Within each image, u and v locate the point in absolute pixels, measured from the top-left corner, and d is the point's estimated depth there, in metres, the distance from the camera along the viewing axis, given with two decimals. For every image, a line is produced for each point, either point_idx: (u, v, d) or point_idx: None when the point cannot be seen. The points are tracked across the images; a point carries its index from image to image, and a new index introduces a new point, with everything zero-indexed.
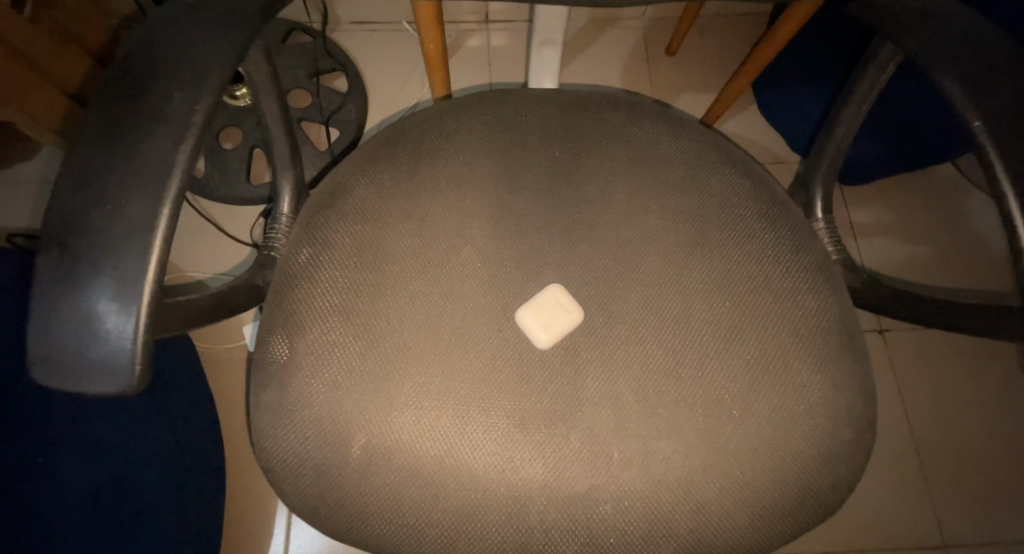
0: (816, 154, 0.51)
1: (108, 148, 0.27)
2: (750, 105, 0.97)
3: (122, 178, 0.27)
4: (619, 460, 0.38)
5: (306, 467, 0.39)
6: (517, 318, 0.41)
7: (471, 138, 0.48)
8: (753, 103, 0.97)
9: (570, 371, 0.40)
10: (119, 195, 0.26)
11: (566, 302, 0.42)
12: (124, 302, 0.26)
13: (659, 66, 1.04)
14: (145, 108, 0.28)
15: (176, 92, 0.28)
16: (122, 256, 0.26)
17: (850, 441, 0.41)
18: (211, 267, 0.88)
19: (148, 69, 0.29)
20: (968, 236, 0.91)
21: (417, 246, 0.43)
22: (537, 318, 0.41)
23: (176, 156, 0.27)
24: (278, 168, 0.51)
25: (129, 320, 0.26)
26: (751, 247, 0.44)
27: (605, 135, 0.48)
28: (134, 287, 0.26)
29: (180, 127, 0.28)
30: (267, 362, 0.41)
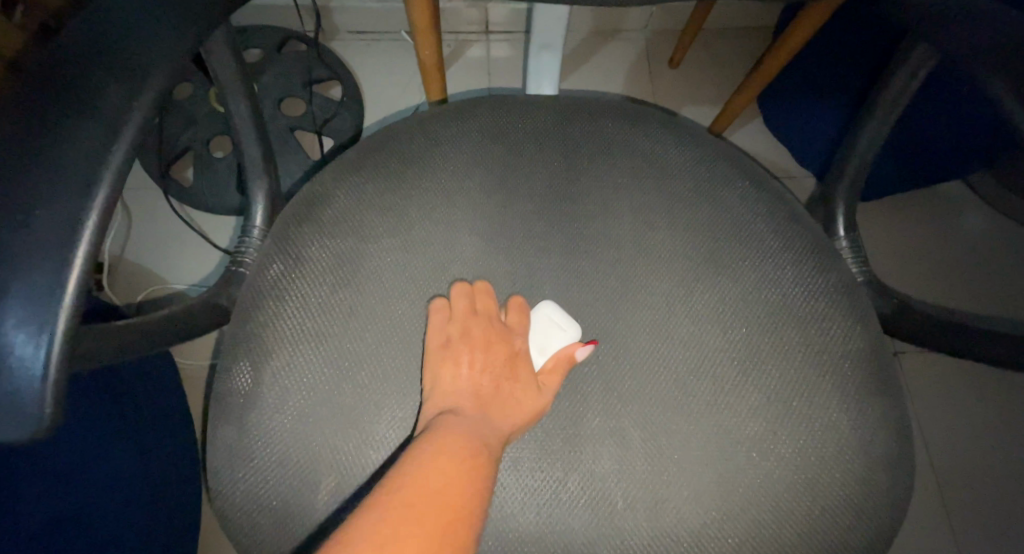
0: (835, 167, 0.48)
1: (24, 149, 0.23)
2: (755, 118, 0.94)
3: (40, 186, 0.23)
4: (626, 509, 0.34)
5: (269, 515, 0.34)
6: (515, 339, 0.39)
7: (463, 146, 0.44)
8: (758, 116, 0.94)
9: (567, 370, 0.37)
10: (32, 205, 0.22)
11: (561, 319, 0.38)
12: (31, 330, 0.21)
13: (661, 78, 1.01)
14: (71, 107, 0.24)
15: (111, 87, 0.24)
16: (35, 273, 0.22)
17: (886, 486, 0.36)
18: (192, 278, 0.84)
19: (82, 62, 0.25)
20: (985, 254, 0.87)
21: (399, 264, 0.39)
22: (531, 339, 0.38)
23: (110, 158, 0.23)
24: (252, 176, 0.47)
25: (37, 351, 0.21)
26: (768, 265, 0.40)
27: (607, 143, 0.44)
28: (50, 312, 0.22)
29: (115, 128, 0.24)
30: (229, 392, 0.37)
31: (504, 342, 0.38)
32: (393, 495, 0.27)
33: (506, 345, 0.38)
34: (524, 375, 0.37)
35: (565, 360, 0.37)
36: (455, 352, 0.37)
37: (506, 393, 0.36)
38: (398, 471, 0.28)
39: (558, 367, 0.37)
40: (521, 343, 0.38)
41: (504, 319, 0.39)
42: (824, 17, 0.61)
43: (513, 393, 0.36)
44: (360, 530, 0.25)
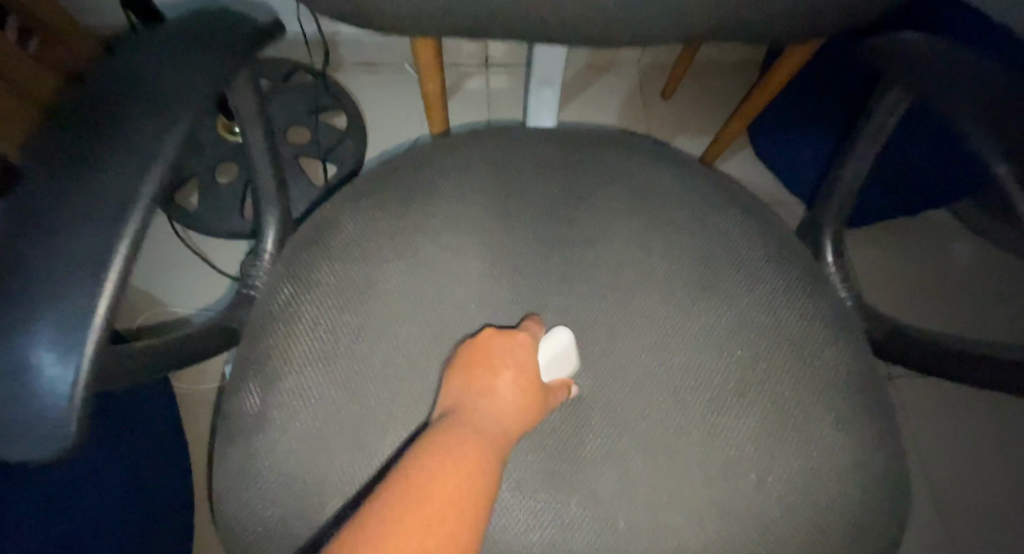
0: (824, 197, 0.50)
1: (66, 179, 0.25)
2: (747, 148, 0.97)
3: (77, 214, 0.24)
4: (629, 531, 0.34)
5: (274, 537, 0.34)
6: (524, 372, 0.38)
7: (467, 175, 0.46)
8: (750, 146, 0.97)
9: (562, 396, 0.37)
10: (69, 233, 0.24)
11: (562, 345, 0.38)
12: (63, 352, 0.22)
13: (655, 109, 1.05)
14: (109, 141, 0.26)
15: (146, 124, 0.26)
16: (70, 298, 0.23)
17: (883, 510, 0.37)
18: (197, 302, 0.85)
19: (119, 99, 0.27)
20: (974, 281, 0.89)
21: (407, 288, 0.40)
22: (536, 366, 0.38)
23: (142, 188, 0.25)
24: (265, 203, 0.49)
25: (67, 372, 0.22)
26: (763, 291, 0.42)
27: (606, 174, 0.46)
28: (81, 335, 0.23)
29: (150, 161, 0.25)
30: (240, 414, 0.38)
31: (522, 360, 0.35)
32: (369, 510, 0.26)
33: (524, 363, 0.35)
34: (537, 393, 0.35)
35: (562, 389, 0.37)
36: (469, 372, 0.35)
37: (513, 412, 0.33)
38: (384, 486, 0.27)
39: (557, 392, 0.36)
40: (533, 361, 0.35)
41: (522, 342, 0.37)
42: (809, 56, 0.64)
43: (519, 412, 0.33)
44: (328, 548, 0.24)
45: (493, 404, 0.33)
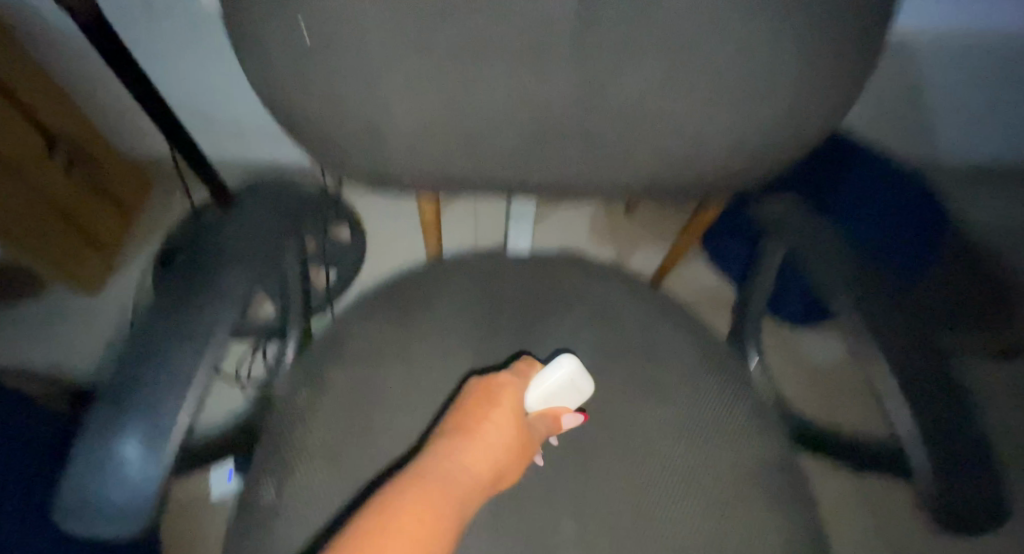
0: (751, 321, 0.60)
1: (171, 307, 0.35)
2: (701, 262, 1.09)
3: (177, 345, 0.33)
4: None
5: None
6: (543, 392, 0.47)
7: (451, 300, 0.55)
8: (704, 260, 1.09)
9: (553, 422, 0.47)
10: (167, 362, 0.32)
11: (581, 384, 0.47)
12: (155, 453, 0.30)
13: (620, 228, 1.19)
14: (202, 295, 0.35)
15: (232, 278, 0.36)
16: (168, 413, 0.31)
17: None
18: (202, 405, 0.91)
19: (216, 253, 0.38)
20: None
21: (404, 401, 0.49)
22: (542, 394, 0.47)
23: (225, 319, 0.35)
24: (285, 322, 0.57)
25: (160, 462, 0.30)
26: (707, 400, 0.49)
27: (567, 299, 0.55)
28: (169, 442, 0.30)
29: (229, 300, 0.35)
30: (252, 511, 0.43)
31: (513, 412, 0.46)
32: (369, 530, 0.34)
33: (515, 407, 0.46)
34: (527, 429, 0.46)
35: (552, 416, 0.47)
36: (470, 417, 0.44)
37: (509, 445, 0.44)
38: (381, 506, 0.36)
39: (546, 417, 0.47)
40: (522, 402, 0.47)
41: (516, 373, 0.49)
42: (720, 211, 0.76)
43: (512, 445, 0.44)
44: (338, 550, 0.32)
45: (489, 437, 0.43)
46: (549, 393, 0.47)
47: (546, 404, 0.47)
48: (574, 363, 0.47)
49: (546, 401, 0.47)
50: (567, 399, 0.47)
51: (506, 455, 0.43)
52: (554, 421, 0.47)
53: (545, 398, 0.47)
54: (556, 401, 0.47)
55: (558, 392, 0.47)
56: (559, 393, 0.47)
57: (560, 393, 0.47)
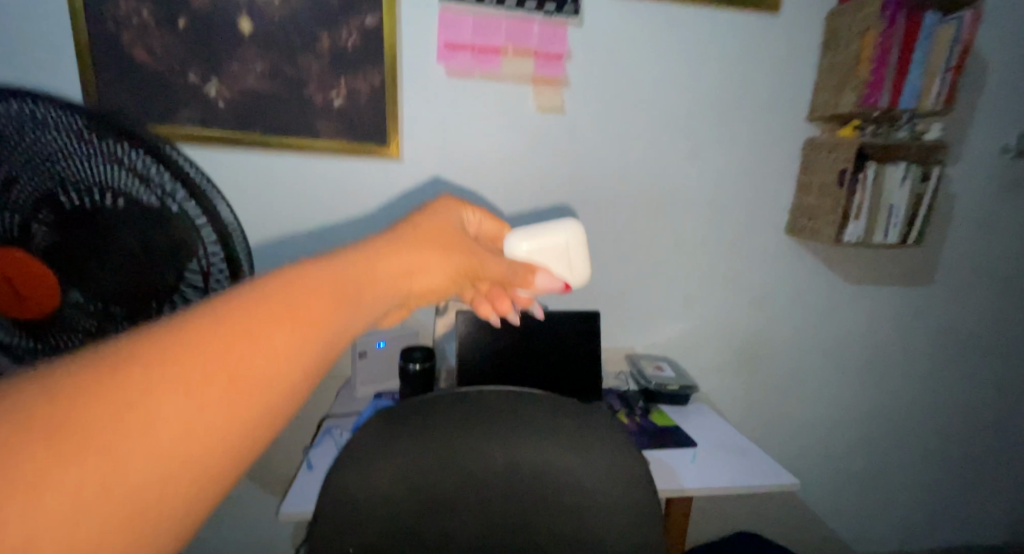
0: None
1: None
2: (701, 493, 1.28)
3: None
4: None
5: None
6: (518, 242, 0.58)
7: None
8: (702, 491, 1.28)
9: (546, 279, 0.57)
10: None
11: (573, 257, 0.60)
12: None
13: None
14: None
15: None
16: None
17: None
18: None
19: None
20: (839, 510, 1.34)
21: None
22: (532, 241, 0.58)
23: None
24: None
25: None
26: None
27: None
28: None
29: None
30: None
31: (482, 253, 0.51)
32: (217, 325, 0.26)
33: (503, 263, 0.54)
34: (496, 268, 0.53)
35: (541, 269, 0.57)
36: (426, 243, 0.44)
37: (444, 253, 0.45)
38: (219, 318, 0.27)
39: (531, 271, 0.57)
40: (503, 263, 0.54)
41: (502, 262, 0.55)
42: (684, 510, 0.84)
43: (449, 254, 0.45)
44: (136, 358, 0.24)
45: (432, 250, 0.44)
46: (542, 244, 0.59)
47: (534, 256, 0.59)
48: (574, 230, 0.60)
49: (533, 252, 0.58)
50: (555, 259, 0.59)
51: (437, 249, 0.44)
52: (533, 268, 0.57)
53: (537, 250, 0.59)
54: (542, 253, 0.59)
55: (554, 251, 0.59)
56: (557, 253, 0.59)
57: (554, 253, 0.59)
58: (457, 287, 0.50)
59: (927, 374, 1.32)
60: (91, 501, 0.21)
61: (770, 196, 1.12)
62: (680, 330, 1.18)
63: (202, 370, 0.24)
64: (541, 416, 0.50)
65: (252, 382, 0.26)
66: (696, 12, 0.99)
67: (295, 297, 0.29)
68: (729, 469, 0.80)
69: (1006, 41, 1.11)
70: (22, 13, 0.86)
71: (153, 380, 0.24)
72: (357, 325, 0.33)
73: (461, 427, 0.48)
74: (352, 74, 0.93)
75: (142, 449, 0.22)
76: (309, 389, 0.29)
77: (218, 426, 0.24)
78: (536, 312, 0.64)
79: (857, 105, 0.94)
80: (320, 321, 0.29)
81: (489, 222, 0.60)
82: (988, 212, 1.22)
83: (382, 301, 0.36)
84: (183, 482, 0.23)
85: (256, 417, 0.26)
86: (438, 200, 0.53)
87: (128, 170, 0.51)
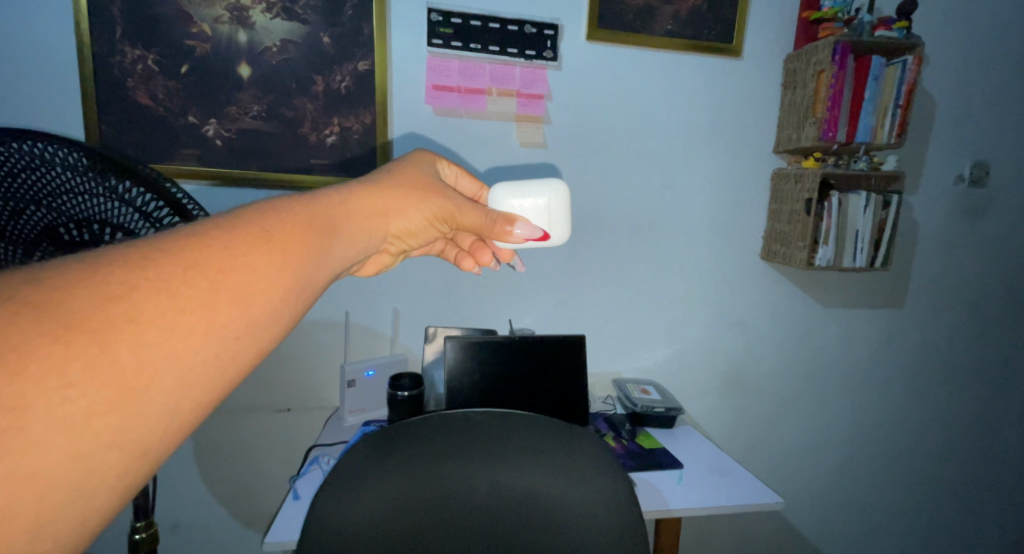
0: None
1: None
2: (692, 519, 1.28)
3: None
4: None
5: None
6: (501, 190, 0.63)
7: None
8: (693, 517, 1.28)
9: (513, 226, 0.59)
10: None
11: (554, 216, 0.63)
12: None
13: None
14: None
15: None
16: None
17: None
18: None
19: None
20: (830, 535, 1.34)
21: None
22: (514, 193, 0.63)
23: None
24: None
25: None
26: None
27: None
28: None
29: None
30: None
31: (453, 199, 0.59)
32: (202, 247, 0.34)
33: (475, 209, 0.60)
34: (470, 213, 0.60)
35: (512, 218, 0.59)
36: (391, 194, 0.54)
37: (410, 195, 0.55)
38: (201, 245, 0.34)
39: (504, 219, 0.59)
40: (477, 210, 0.59)
41: (482, 212, 0.60)
42: (673, 532, 0.85)
43: (416, 195, 0.56)
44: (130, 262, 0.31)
45: (395, 199, 0.54)
46: (524, 200, 0.62)
47: (515, 210, 0.62)
48: (557, 189, 0.63)
49: (516, 205, 0.62)
50: (534, 215, 0.62)
51: (401, 197, 0.55)
52: (512, 219, 0.59)
53: (520, 204, 0.63)
54: (524, 208, 0.62)
55: (535, 207, 0.62)
56: (537, 209, 0.62)
57: (535, 209, 0.62)
58: (433, 228, 0.60)
59: (906, 395, 1.36)
60: (79, 378, 0.27)
61: (745, 224, 1.17)
62: (664, 355, 1.20)
63: (192, 274, 0.33)
64: (521, 427, 0.47)
65: (230, 286, 0.34)
66: (667, 56, 1.07)
67: (271, 228, 0.38)
68: (716, 489, 0.81)
69: (953, 80, 1.20)
70: (31, 60, 0.90)
71: (153, 278, 0.31)
72: (330, 256, 0.43)
73: (447, 441, 0.44)
74: (344, 115, 0.98)
75: (130, 340, 0.29)
76: (278, 320, 0.37)
77: (196, 332, 0.31)
78: (518, 265, 0.71)
79: (818, 139, 1.00)
80: (297, 247, 0.39)
81: (466, 179, 0.70)
82: (951, 237, 1.28)
83: (355, 232, 0.47)
84: (166, 377, 0.30)
85: (229, 328, 0.33)
86: (417, 154, 0.63)
87: (119, 203, 0.45)
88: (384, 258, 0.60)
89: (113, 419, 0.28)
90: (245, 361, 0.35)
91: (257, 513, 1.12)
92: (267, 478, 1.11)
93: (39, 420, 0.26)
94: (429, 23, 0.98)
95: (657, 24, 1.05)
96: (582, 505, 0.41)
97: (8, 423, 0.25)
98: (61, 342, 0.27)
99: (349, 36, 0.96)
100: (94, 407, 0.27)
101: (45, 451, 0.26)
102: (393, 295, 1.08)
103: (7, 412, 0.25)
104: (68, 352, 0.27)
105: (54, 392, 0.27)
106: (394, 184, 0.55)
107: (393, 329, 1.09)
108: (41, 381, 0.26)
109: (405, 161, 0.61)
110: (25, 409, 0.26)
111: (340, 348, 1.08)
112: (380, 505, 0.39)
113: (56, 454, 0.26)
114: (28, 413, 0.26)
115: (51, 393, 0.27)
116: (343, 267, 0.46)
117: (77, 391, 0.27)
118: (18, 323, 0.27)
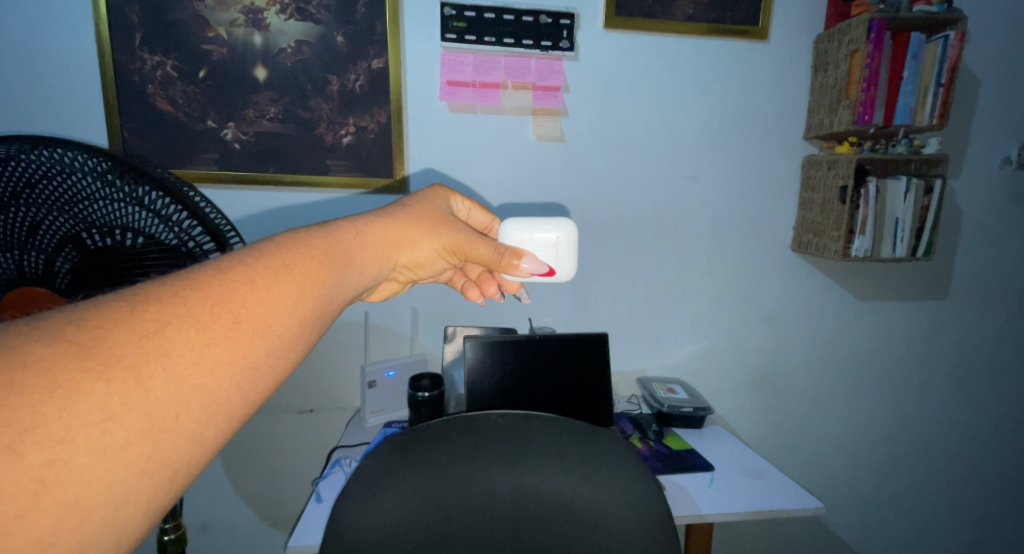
0: None
1: None
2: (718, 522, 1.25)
3: None
4: None
5: None
6: (509, 225, 0.62)
7: None
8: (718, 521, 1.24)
9: (518, 261, 0.57)
10: None
11: (564, 254, 0.61)
12: None
13: None
14: None
15: None
16: None
17: None
18: None
19: None
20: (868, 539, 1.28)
21: None
22: (522, 230, 0.61)
23: None
24: None
25: None
26: None
27: None
28: None
29: None
30: None
31: (465, 233, 0.57)
32: (221, 281, 0.34)
33: (487, 247, 0.57)
34: (482, 251, 0.57)
35: (515, 254, 0.57)
36: (405, 227, 0.53)
37: (421, 228, 0.54)
38: (219, 279, 0.34)
39: (510, 255, 0.57)
40: (487, 246, 0.57)
41: (493, 248, 0.57)
42: (703, 537, 0.82)
43: (429, 228, 0.55)
44: (157, 294, 0.31)
45: (408, 230, 0.53)
46: (534, 236, 0.61)
47: (523, 244, 0.61)
48: (567, 227, 0.61)
49: (524, 239, 0.61)
50: (543, 251, 0.61)
51: (412, 229, 0.54)
52: (519, 252, 0.57)
53: (529, 238, 0.61)
54: (532, 243, 0.61)
55: (544, 243, 0.61)
56: (545, 245, 0.61)
57: (543, 244, 0.61)
58: (443, 260, 0.58)
59: (950, 390, 1.29)
60: (117, 411, 0.27)
61: (773, 215, 1.13)
62: (689, 354, 1.17)
63: (211, 307, 0.32)
64: (578, 440, 0.41)
65: (252, 320, 0.34)
66: (687, 42, 1.03)
67: (289, 260, 0.38)
68: (749, 493, 0.78)
69: (997, 57, 1.13)
70: (57, 67, 0.92)
71: (179, 313, 0.31)
72: (342, 288, 0.43)
73: (484, 443, 0.40)
74: (360, 114, 0.98)
75: (163, 374, 0.29)
76: (294, 347, 0.37)
77: (221, 364, 0.31)
78: (524, 298, 0.69)
79: (852, 122, 0.95)
80: (313, 280, 0.39)
81: (477, 212, 0.68)
82: (997, 224, 1.20)
83: (367, 262, 0.47)
84: (194, 408, 0.30)
85: (251, 358, 0.33)
86: (429, 188, 0.62)
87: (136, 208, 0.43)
88: (392, 286, 0.59)
89: (146, 448, 0.28)
90: (264, 389, 0.35)
91: (283, 513, 1.12)
92: (292, 479, 1.11)
93: (83, 452, 0.26)
94: (443, 17, 0.96)
95: (678, 9, 1.01)
96: (608, 509, 0.39)
97: (53, 456, 0.25)
98: (101, 379, 0.27)
99: (362, 35, 0.95)
100: (130, 438, 0.27)
101: (89, 480, 0.26)
102: (411, 296, 1.07)
103: (53, 445, 0.25)
104: (108, 388, 0.27)
105: (94, 425, 0.26)
106: (406, 214, 0.55)
107: (412, 329, 1.08)
108: (85, 415, 0.26)
109: (419, 192, 0.60)
110: (70, 441, 0.26)
111: (360, 348, 1.08)
112: (403, 511, 0.37)
113: (95, 484, 0.26)
114: (69, 443, 0.26)
115: (92, 427, 0.26)
116: (354, 297, 0.46)
117: (116, 424, 0.27)
118: (59, 358, 0.27)
